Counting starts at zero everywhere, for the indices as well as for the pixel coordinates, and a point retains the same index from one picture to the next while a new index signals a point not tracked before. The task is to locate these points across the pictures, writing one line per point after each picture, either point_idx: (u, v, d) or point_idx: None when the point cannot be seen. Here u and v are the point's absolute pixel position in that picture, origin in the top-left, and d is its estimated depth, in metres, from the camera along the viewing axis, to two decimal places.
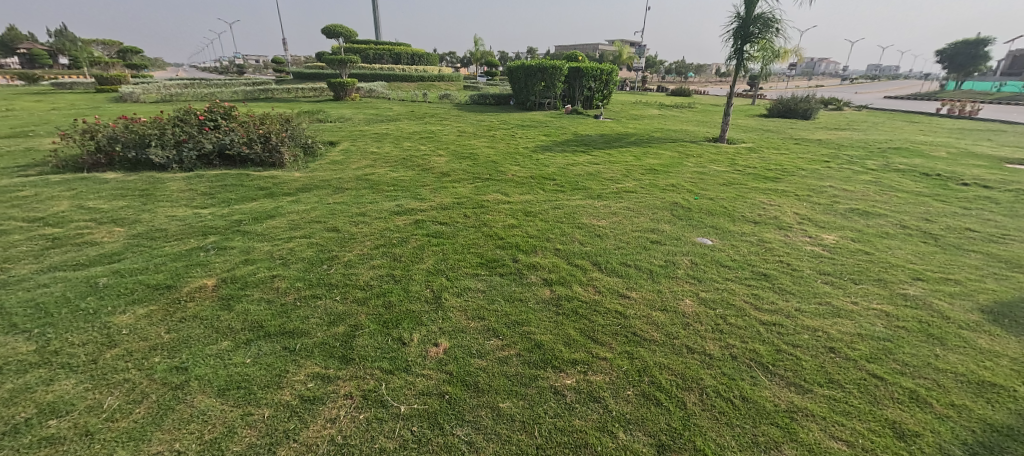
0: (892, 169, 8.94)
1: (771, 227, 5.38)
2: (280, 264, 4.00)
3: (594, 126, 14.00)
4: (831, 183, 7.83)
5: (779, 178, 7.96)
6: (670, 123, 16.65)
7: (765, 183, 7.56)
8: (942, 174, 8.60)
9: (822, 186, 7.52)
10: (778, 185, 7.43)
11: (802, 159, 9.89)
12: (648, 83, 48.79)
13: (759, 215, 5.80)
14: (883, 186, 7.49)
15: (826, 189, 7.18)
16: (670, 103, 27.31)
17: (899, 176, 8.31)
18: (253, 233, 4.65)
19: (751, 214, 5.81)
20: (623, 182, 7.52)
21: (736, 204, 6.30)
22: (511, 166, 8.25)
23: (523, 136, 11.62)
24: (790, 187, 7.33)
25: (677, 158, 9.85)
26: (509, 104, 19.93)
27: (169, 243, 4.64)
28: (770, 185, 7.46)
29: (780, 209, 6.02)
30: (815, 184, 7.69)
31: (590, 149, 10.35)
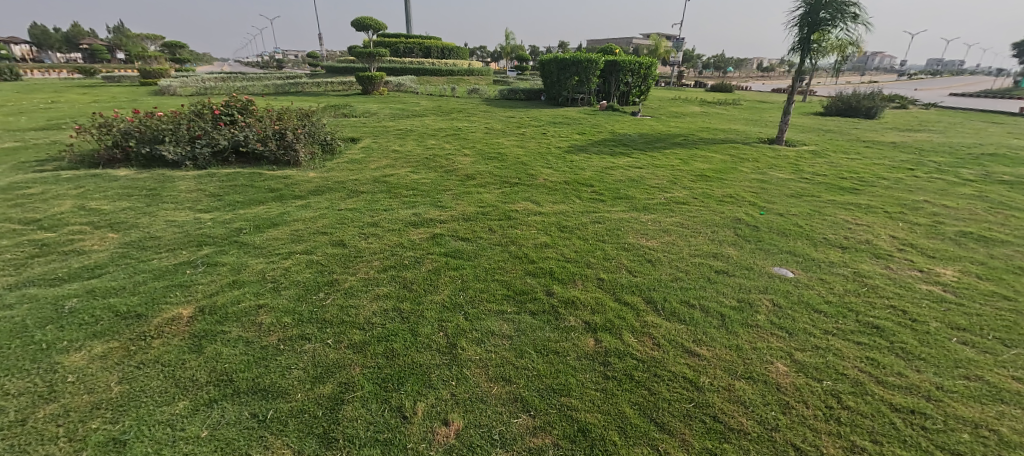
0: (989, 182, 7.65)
1: (865, 256, 4.38)
2: (270, 292, 3.34)
3: (633, 124, 12.97)
4: (919, 197, 6.67)
5: (854, 189, 6.85)
6: (715, 122, 15.38)
7: (839, 196, 6.50)
8: None
9: (909, 200, 6.39)
10: (855, 198, 6.36)
11: (876, 168, 8.67)
12: (686, 79, 46.77)
13: (845, 239, 4.79)
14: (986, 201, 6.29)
15: (917, 204, 6.07)
16: (713, 100, 25.66)
17: (1002, 190, 7.05)
18: (247, 250, 4.05)
19: (829, 239, 4.83)
20: (670, 190, 6.60)
21: (810, 222, 5.30)
22: (543, 169, 7.47)
23: (556, 135, 10.79)
24: (870, 200, 6.25)
25: (729, 163, 8.79)
26: (540, 100, 19.03)
27: (157, 256, 4.11)
28: (846, 197, 6.39)
29: (867, 230, 5.01)
30: (901, 197, 6.56)
31: (630, 151, 9.42)
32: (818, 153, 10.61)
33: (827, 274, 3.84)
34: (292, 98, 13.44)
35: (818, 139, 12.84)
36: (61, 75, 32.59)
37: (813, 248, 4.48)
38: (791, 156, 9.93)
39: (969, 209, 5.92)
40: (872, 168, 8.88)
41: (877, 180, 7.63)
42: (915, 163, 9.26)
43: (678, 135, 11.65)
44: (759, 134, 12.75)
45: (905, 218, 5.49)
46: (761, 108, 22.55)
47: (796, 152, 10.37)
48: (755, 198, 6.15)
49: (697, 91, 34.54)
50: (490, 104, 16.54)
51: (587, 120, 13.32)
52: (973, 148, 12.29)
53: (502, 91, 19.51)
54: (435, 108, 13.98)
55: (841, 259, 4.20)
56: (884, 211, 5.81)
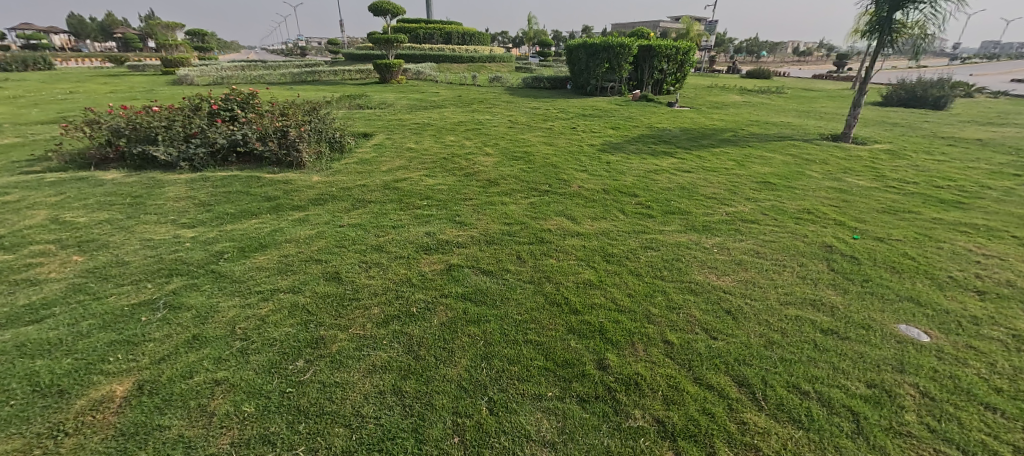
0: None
1: (1009, 320, 3.40)
2: (225, 357, 2.37)
3: (673, 117, 11.74)
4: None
5: (950, 216, 5.82)
6: (762, 113, 13.95)
7: (935, 224, 5.47)
8: None
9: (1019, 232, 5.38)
10: (954, 228, 5.34)
11: (962, 185, 7.53)
12: (717, 64, 44.46)
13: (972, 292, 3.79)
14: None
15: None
16: (752, 87, 23.83)
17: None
18: (211, 276, 3.12)
19: (947, 289, 3.87)
20: (732, 203, 5.57)
21: (914, 261, 4.31)
22: (578, 171, 6.50)
23: (588, 130, 9.74)
24: (974, 232, 5.24)
25: (791, 167, 7.65)
26: (566, 89, 17.83)
27: (104, 271, 3.20)
28: (942, 227, 5.38)
29: (988, 281, 4.05)
30: (1009, 227, 5.52)
31: (674, 149, 8.33)
32: (888, 155, 9.33)
33: (970, 358, 2.91)
34: (305, 88, 12.67)
35: (883, 135, 11.44)
36: (89, 63, 32.87)
37: (933, 307, 3.52)
38: (860, 159, 8.69)
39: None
40: (957, 182, 7.72)
41: (971, 203, 6.54)
42: (1005, 178, 8.10)
43: (725, 130, 10.43)
44: (816, 129, 11.40)
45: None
46: (807, 96, 20.75)
47: (864, 155, 9.14)
48: (837, 224, 5.11)
49: (732, 78, 32.45)
50: (514, 93, 15.48)
51: (622, 112, 12.17)
52: None
53: (526, 79, 18.36)
54: (456, 99, 13.04)
55: (975, 331, 3.25)
56: (997, 247, 4.83)
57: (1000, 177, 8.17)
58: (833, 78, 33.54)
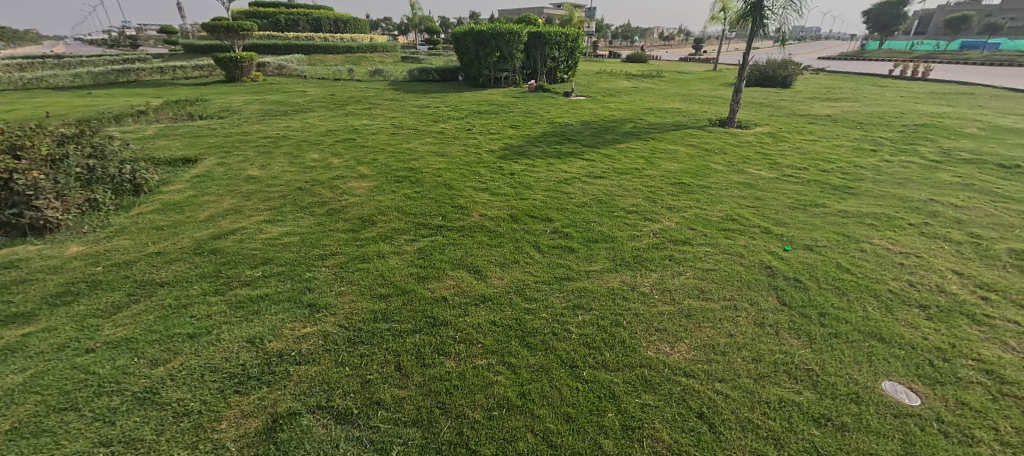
0: (952, 181, 7.19)
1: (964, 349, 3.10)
2: None
3: (572, 109, 11.09)
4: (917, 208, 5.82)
5: (850, 203, 5.78)
6: (651, 98, 14.05)
7: (844, 217, 5.34)
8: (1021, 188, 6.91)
9: (910, 216, 5.48)
10: (862, 220, 5.25)
11: (843, 163, 7.86)
12: (597, 49, 46.18)
13: (914, 313, 3.50)
14: (977, 217, 5.66)
15: (927, 228, 5.16)
16: (635, 71, 24.61)
17: (974, 195, 6.54)
18: None
19: (893, 310, 3.52)
20: (655, 217, 4.85)
21: (850, 275, 3.93)
22: (477, 191, 5.33)
23: (483, 130, 8.58)
24: (879, 223, 5.17)
25: (697, 159, 7.32)
26: (457, 81, 16.47)
27: None
28: (852, 220, 5.25)
29: (921, 292, 3.79)
30: (900, 212, 5.61)
31: (579, 149, 7.55)
32: (772, 135, 9.62)
33: (968, 430, 2.39)
34: (111, 93, 9.62)
35: (758, 116, 12.05)
36: None
37: (895, 346, 3.05)
38: (752, 143, 8.78)
39: (978, 233, 5.13)
40: (837, 163, 8.12)
41: (857, 183, 6.71)
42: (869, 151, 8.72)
43: (624, 120, 10.01)
44: (704, 113, 11.59)
45: (938, 257, 4.44)
46: (683, 78, 21.92)
47: (752, 137, 9.29)
48: (763, 233, 4.64)
49: (614, 62, 33.65)
50: (398, 89, 13.71)
51: (518, 106, 11.23)
52: (896, 119, 12.30)
53: (410, 70, 16.55)
54: (325, 99, 10.98)
55: (946, 377, 2.81)
56: (904, 241, 4.76)
57: (865, 150, 8.79)
58: (699, 61, 36.65)
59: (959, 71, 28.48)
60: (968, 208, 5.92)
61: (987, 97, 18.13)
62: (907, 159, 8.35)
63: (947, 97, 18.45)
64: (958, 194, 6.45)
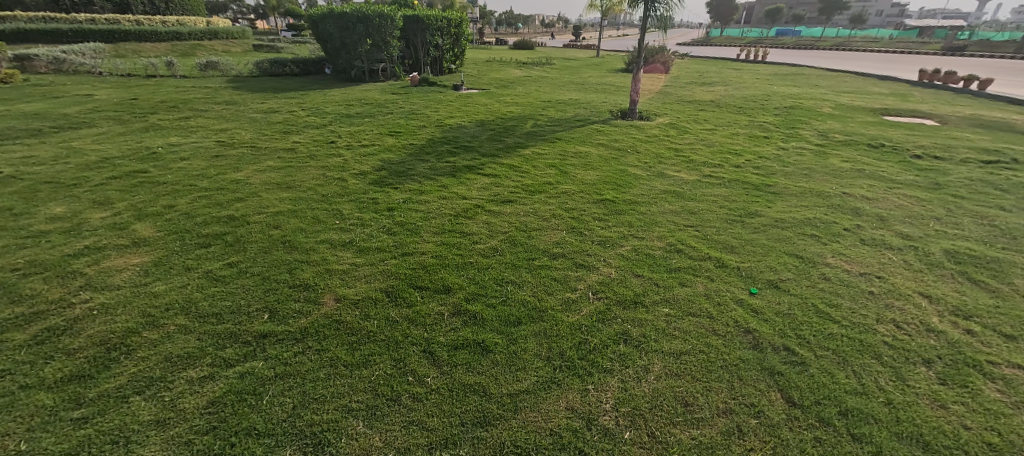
0: (851, 157, 7.08)
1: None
2: None
3: (461, 106, 9.53)
4: (840, 199, 5.16)
5: (777, 203, 4.96)
6: (545, 89, 13.06)
7: (781, 226, 4.40)
8: (908, 163, 6.92)
9: (844, 206, 4.95)
10: (801, 227, 4.37)
11: (751, 146, 7.46)
12: (484, 36, 45.08)
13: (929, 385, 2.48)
14: (898, 198, 5.34)
15: (863, 230, 4.37)
16: (524, 59, 23.75)
17: (876, 174, 6.31)
18: None
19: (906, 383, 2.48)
20: (587, 262, 3.60)
21: (836, 327, 2.89)
22: (335, 251, 3.59)
23: (350, 142, 6.67)
24: (822, 223, 4.50)
25: (610, 162, 6.31)
26: (324, 75, 13.87)
27: None
28: (794, 224, 4.42)
29: (916, 339, 2.84)
30: (828, 210, 4.83)
31: (475, 160, 6.08)
32: (675, 121, 9.09)
33: None
34: None
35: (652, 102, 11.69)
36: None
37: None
38: (659, 132, 8.10)
39: (913, 222, 4.65)
40: (744, 143, 7.68)
41: (776, 171, 6.21)
42: (767, 130, 8.53)
43: (521, 117, 8.75)
44: (602, 102, 10.86)
45: (898, 273, 3.59)
46: (572, 66, 21.55)
47: (657, 126, 8.63)
48: (720, 265, 3.61)
49: (499, 49, 32.59)
50: (240, 90, 10.88)
51: (397, 106, 9.38)
52: (771, 98, 12.79)
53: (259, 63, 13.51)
54: (124, 113, 8.06)
55: None
56: (854, 251, 3.92)
57: (764, 129, 8.59)
58: (581, 48, 37.35)
59: (792, 54, 32.64)
60: (882, 192, 5.50)
61: (825, 75, 20.45)
62: (803, 135, 8.25)
63: (795, 77, 20.45)
64: (865, 173, 6.26)
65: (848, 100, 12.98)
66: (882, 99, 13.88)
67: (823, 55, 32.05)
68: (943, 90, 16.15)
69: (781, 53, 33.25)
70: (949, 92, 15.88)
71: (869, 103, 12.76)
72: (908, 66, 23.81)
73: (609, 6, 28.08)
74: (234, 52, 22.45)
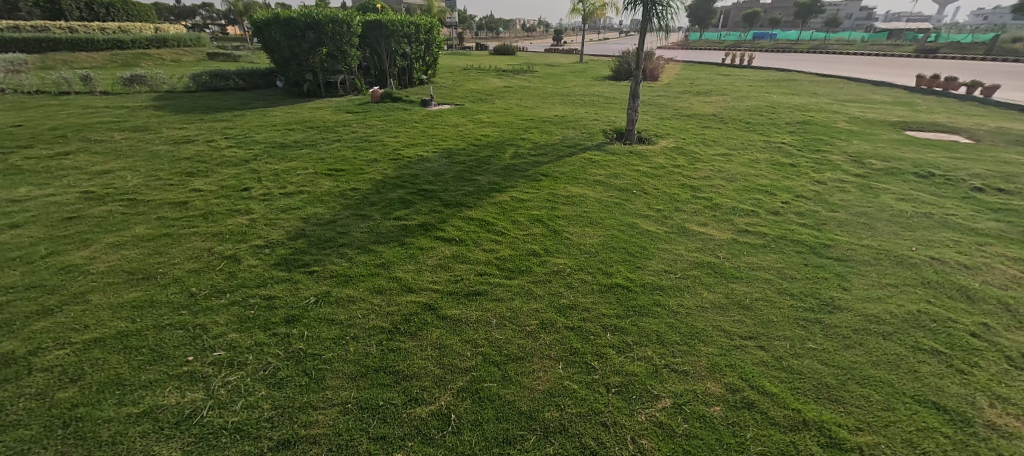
0: (905, 191, 5.71)
1: None
2: None
3: (426, 129, 7.95)
4: (933, 269, 3.76)
5: (853, 281, 3.53)
6: (526, 102, 11.55)
7: (881, 332, 2.93)
8: (977, 198, 5.56)
9: (946, 283, 3.55)
10: (910, 332, 2.92)
11: (780, 177, 6.07)
12: (463, 41, 43.63)
13: None
14: (1002, 260, 3.98)
15: (999, 335, 2.96)
16: (503, 67, 22.26)
17: (950, 218, 4.91)
18: None
19: None
20: (601, 447, 2.08)
21: None
22: (151, 448, 2.00)
23: (270, 188, 5.06)
24: (934, 321, 3.07)
25: (612, 210, 4.83)
26: (275, 88, 12.20)
27: None
28: (897, 327, 2.97)
29: None
30: (930, 290, 3.44)
31: (434, 215, 4.54)
32: (681, 143, 7.66)
33: None
34: None
35: (648, 116, 10.25)
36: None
37: None
38: (666, 161, 6.66)
39: None
40: (770, 173, 6.28)
41: (826, 218, 4.81)
42: (790, 154, 7.18)
43: (498, 143, 7.22)
44: (593, 119, 9.38)
45: None
46: (554, 73, 20.14)
47: (662, 150, 7.19)
48: (824, 444, 2.12)
49: (478, 55, 31.09)
50: (164, 111, 9.17)
51: (348, 130, 7.78)
52: (778, 109, 11.51)
53: (198, 76, 11.75)
54: None
55: None
56: (1017, 390, 2.48)
57: (786, 153, 7.23)
58: (563, 53, 36.16)
59: (777, 59, 31.97)
60: (977, 252, 4.10)
61: (819, 81, 19.44)
62: (834, 159, 6.92)
63: (789, 82, 19.39)
64: (936, 218, 4.90)
65: (860, 110, 11.78)
66: (893, 107, 12.74)
67: (808, 60, 31.44)
68: (947, 96, 15.19)
69: (766, 58, 32.60)
70: (954, 98, 14.91)
71: (884, 113, 11.55)
72: (899, 71, 23.06)
73: (591, 10, 26.88)
74: (185, 62, 20.50)
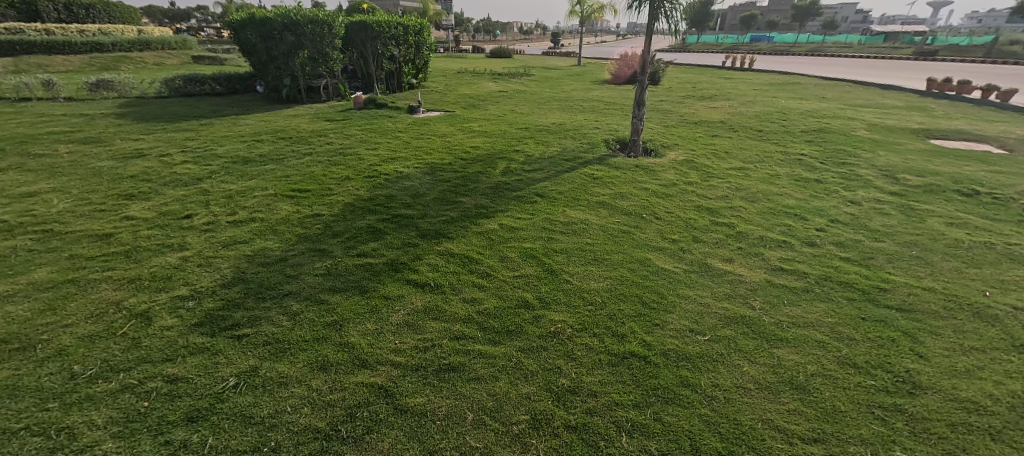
0: (952, 213, 4.99)
1: None
2: None
3: (410, 140, 7.20)
4: (1019, 322, 3.04)
5: (929, 344, 2.79)
6: (521, 108, 10.82)
7: (986, 428, 2.20)
8: None
9: None
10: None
11: (807, 196, 5.35)
12: (459, 44, 42.99)
13: None
14: None
15: None
16: (498, 70, 21.55)
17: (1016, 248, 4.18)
18: None
19: None
20: None
21: None
22: None
23: (217, 215, 4.31)
24: None
25: (619, 240, 4.08)
26: (254, 93, 11.45)
27: None
28: (1006, 420, 2.24)
29: None
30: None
31: (406, 250, 3.78)
32: (692, 155, 6.94)
33: None
34: None
35: (651, 124, 9.54)
36: None
37: None
38: (677, 176, 5.93)
39: None
40: (795, 190, 5.55)
41: (871, 248, 4.08)
42: (813, 168, 6.46)
43: (488, 155, 6.47)
44: (593, 127, 8.64)
45: None
46: (551, 77, 19.44)
47: (671, 163, 6.46)
48: None
49: (473, 58, 30.40)
50: (126, 119, 8.43)
51: (323, 140, 7.03)
52: (790, 115, 10.81)
53: (170, 80, 10.99)
54: None
55: None
56: None
57: (808, 167, 6.52)
58: (561, 56, 35.52)
59: (778, 62, 31.37)
60: None
61: (825, 85, 18.75)
62: (863, 174, 6.20)
63: (795, 86, 18.72)
64: (999, 248, 4.17)
65: (876, 115, 11.08)
66: (908, 113, 12.05)
67: (809, 63, 30.80)
68: (962, 101, 14.51)
69: (767, 60, 32.01)
70: (969, 102, 14.25)
71: (902, 119, 10.85)
72: (905, 74, 22.44)
73: (589, 12, 26.25)
74: (167, 65, 19.73)
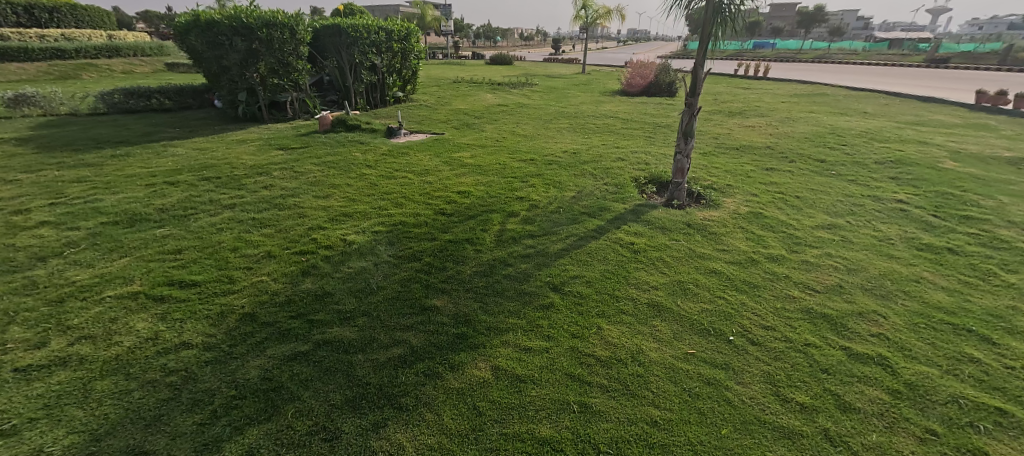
0: None
1: None
2: None
3: (377, 180, 5.39)
4: None
5: None
6: (522, 128, 9.03)
7: None
8: None
9: None
10: None
11: (960, 285, 3.55)
12: (458, 50, 41.42)
13: None
14: None
15: None
16: (497, 79, 19.80)
17: None
18: None
19: None
20: None
21: None
22: None
23: (8, 350, 2.51)
24: None
25: (707, 407, 2.28)
26: (209, 109, 9.71)
27: None
28: None
29: None
30: None
31: (314, 453, 1.98)
32: (757, 202, 5.13)
33: None
34: None
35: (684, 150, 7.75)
36: None
37: None
38: (751, 243, 4.12)
39: None
40: (933, 272, 3.75)
41: None
42: (930, 226, 4.67)
43: (482, 206, 4.67)
44: (615, 157, 6.83)
45: None
46: (555, 87, 17.66)
47: (734, 217, 4.65)
48: None
49: (471, 66, 28.76)
50: (26, 147, 6.68)
51: (261, 182, 5.24)
52: (845, 135, 9.04)
53: (107, 94, 9.24)
54: None
55: None
56: None
57: (923, 224, 4.72)
58: (563, 62, 33.87)
59: (793, 69, 29.63)
60: None
61: (857, 96, 17.03)
62: (1007, 237, 4.41)
63: (824, 97, 16.95)
64: None
65: (946, 136, 9.31)
66: (976, 131, 10.29)
67: (826, 70, 29.14)
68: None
69: (780, 68, 30.31)
70: None
71: (979, 141, 9.07)
72: (935, 84, 20.78)
73: (594, 16, 24.64)
74: (136, 73, 18.02)
